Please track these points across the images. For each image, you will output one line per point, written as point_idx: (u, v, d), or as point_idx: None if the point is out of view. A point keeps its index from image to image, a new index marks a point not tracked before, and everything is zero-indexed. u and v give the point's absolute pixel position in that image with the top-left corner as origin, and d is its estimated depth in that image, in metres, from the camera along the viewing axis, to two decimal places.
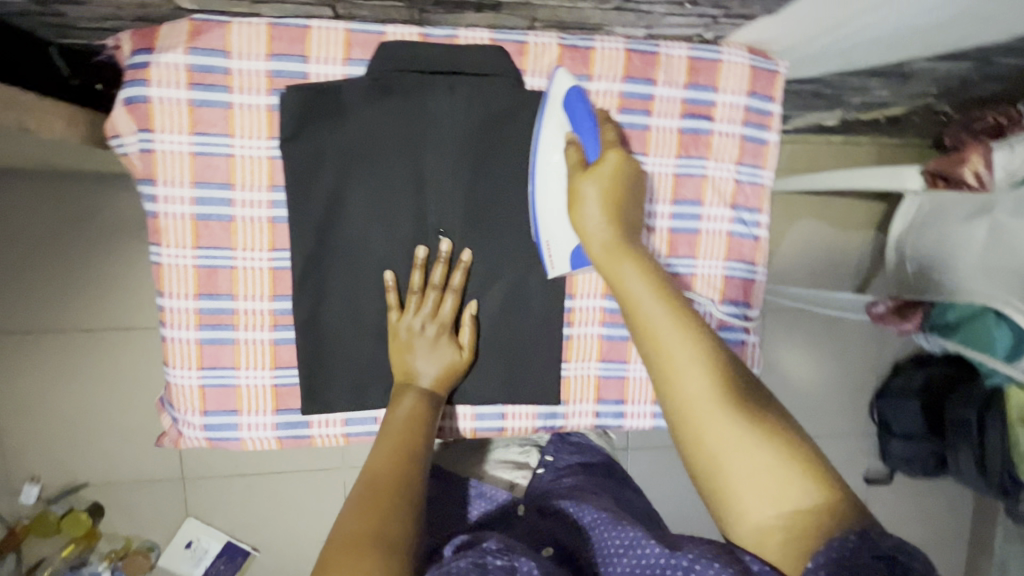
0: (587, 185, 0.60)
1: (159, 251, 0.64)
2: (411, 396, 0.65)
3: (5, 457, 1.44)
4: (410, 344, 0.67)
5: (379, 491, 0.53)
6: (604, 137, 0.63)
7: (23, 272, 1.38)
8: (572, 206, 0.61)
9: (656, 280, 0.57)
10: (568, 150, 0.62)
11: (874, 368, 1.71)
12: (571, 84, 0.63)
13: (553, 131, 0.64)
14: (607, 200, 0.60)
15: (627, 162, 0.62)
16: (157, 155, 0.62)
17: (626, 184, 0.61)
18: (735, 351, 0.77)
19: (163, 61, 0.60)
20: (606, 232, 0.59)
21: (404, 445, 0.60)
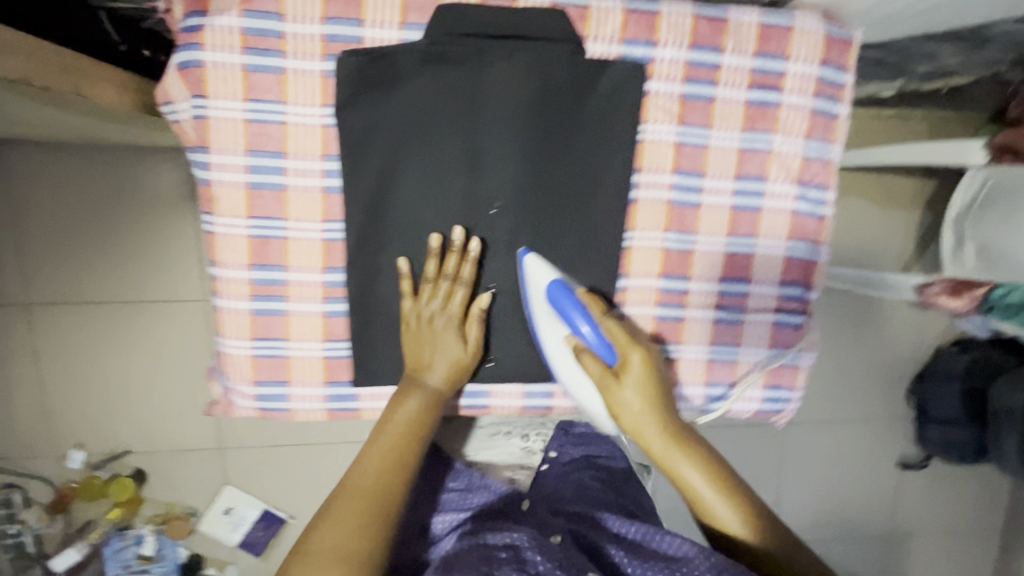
0: (624, 393, 0.64)
1: (213, 219, 0.64)
2: (416, 398, 0.66)
3: (52, 424, 1.49)
4: (421, 342, 0.67)
5: (371, 501, 0.59)
6: (614, 339, 0.65)
7: (66, 244, 1.40)
8: (617, 412, 0.66)
9: (699, 455, 0.65)
10: (584, 360, 0.64)
11: (910, 353, 1.68)
12: (551, 278, 0.64)
13: (545, 314, 0.66)
14: (650, 398, 0.65)
15: (649, 356, 0.65)
16: (211, 122, 0.61)
17: (657, 377, 0.65)
18: (791, 334, 0.75)
19: (218, 24, 0.59)
20: (654, 434, 0.65)
21: (402, 453, 0.63)
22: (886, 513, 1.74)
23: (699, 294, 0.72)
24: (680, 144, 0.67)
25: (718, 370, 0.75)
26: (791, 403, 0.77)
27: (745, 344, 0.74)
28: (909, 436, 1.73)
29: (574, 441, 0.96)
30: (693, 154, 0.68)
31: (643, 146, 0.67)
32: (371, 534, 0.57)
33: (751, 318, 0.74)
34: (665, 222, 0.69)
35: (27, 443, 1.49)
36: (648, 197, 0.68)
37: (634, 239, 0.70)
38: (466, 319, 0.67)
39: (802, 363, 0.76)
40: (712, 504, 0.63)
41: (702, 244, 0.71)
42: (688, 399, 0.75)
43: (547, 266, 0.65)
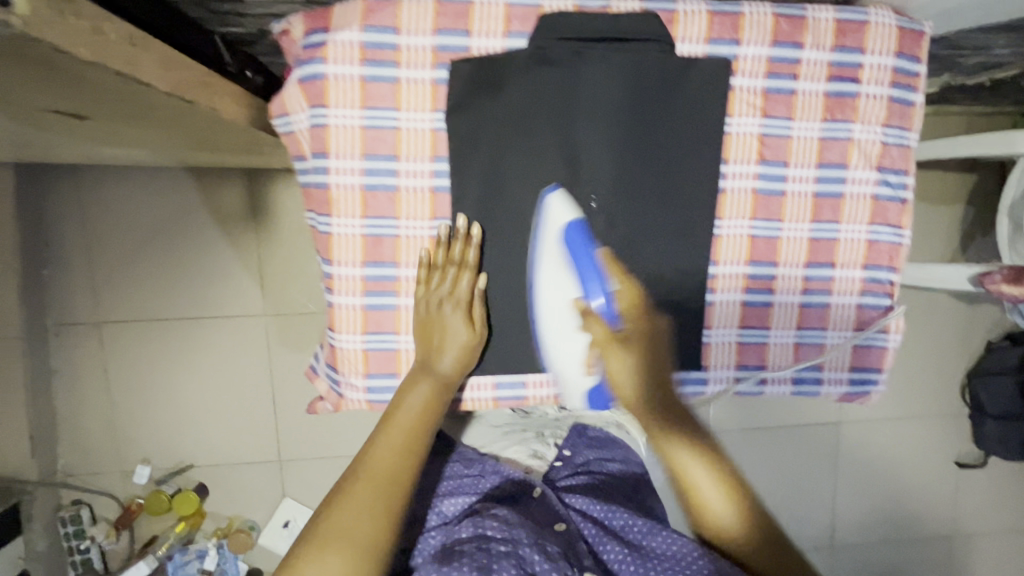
0: (623, 356, 0.70)
1: (331, 221, 0.68)
2: (424, 382, 0.68)
3: (120, 439, 1.52)
4: (431, 330, 0.69)
5: (384, 485, 0.62)
6: (620, 302, 0.68)
7: (135, 264, 1.46)
8: (614, 380, 0.71)
9: (692, 436, 0.70)
10: (589, 321, 0.69)
11: (958, 347, 1.69)
12: (570, 218, 0.67)
13: (552, 261, 0.68)
14: (642, 370, 0.71)
15: (641, 319, 0.70)
16: (330, 129, 0.66)
17: (646, 343, 0.71)
18: (876, 317, 0.76)
19: (339, 39, 0.64)
20: (647, 405, 0.71)
21: (414, 436, 0.66)
22: (936, 508, 1.76)
23: (785, 279, 0.75)
24: (764, 135, 0.71)
25: (806, 353, 0.77)
26: (878, 384, 0.78)
27: (831, 327, 0.76)
28: (959, 431, 1.74)
29: (586, 445, 0.97)
30: (777, 145, 0.71)
31: (729, 139, 0.71)
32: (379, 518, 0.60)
33: (837, 301, 0.76)
34: (752, 211, 0.73)
35: (95, 460, 1.52)
36: (735, 187, 0.72)
37: (722, 227, 0.73)
38: (472, 304, 0.70)
39: (889, 344, 0.77)
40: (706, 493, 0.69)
41: (788, 230, 0.73)
42: (777, 383, 0.78)
43: (571, 208, 0.67)
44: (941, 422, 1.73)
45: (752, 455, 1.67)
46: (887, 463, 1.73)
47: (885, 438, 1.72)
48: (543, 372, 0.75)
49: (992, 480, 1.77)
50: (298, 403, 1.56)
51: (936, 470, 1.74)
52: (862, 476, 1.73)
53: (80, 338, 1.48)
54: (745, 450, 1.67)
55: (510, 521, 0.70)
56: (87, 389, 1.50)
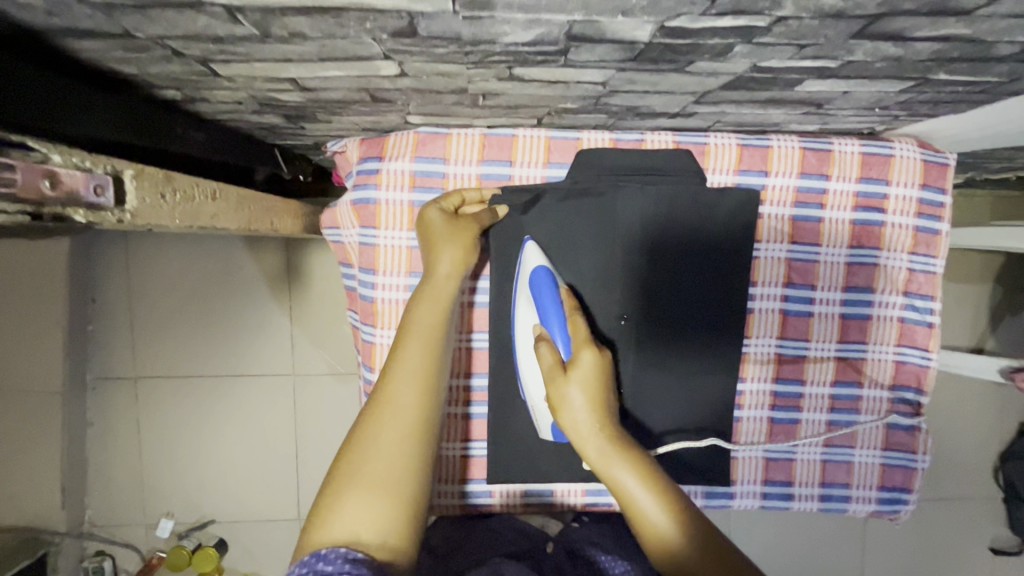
0: (568, 388, 0.60)
1: (374, 331, 0.72)
2: (429, 291, 0.62)
3: (146, 492, 1.55)
4: (431, 239, 0.64)
5: (408, 421, 0.53)
6: (575, 334, 0.64)
7: (173, 322, 1.52)
8: (559, 410, 0.60)
9: (636, 454, 0.58)
10: (542, 347, 0.63)
11: (987, 428, 1.67)
12: (539, 263, 0.67)
13: (523, 304, 0.67)
14: (596, 405, 0.59)
15: (601, 358, 0.63)
16: (379, 249, 0.70)
17: (606, 380, 0.62)
18: (906, 437, 0.76)
19: (391, 168, 0.69)
20: (594, 436, 0.58)
21: (433, 355, 0.58)
22: None
23: (813, 397, 0.75)
24: (791, 258, 0.73)
25: (834, 471, 0.77)
26: (908, 504, 0.78)
27: (859, 445, 0.76)
28: (991, 516, 1.69)
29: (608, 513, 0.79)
30: (804, 268, 0.73)
31: (758, 262, 0.73)
32: (410, 448, 0.52)
33: (865, 421, 0.76)
34: (780, 330, 0.74)
35: (120, 512, 1.55)
36: (762, 308, 0.74)
37: (749, 345, 0.74)
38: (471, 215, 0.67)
39: (918, 466, 0.77)
40: (643, 506, 0.55)
41: (814, 349, 0.75)
42: (804, 500, 0.77)
43: (542, 256, 0.68)
44: (970, 504, 1.69)
45: (775, 531, 1.64)
46: (917, 546, 1.68)
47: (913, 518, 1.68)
48: (571, 483, 0.77)
49: None
50: (320, 462, 1.58)
51: (967, 554, 1.69)
52: (890, 559, 1.67)
53: (116, 392, 1.53)
54: (768, 526, 1.63)
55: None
56: (120, 440, 1.54)
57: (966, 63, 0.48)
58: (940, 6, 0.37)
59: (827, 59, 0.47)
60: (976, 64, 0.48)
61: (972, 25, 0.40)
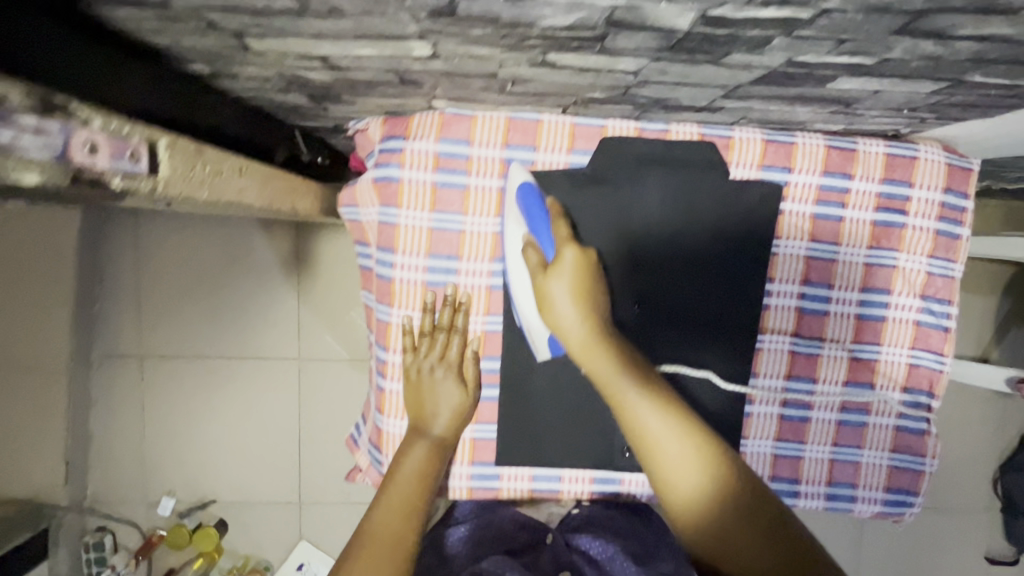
0: (551, 284, 0.65)
1: (390, 310, 0.74)
2: (423, 443, 0.71)
3: (147, 472, 1.55)
4: (421, 389, 0.72)
5: (400, 514, 0.66)
6: (557, 234, 0.67)
7: (179, 303, 1.51)
8: (546, 306, 0.65)
9: (659, 397, 0.61)
10: (528, 251, 0.67)
11: (988, 438, 1.67)
12: (524, 179, 0.69)
13: (512, 216, 0.69)
14: (577, 296, 0.64)
15: (583, 256, 0.66)
16: (399, 228, 0.72)
17: (589, 275, 0.66)
18: (917, 441, 0.77)
19: (415, 147, 0.70)
20: (579, 329, 0.64)
21: (416, 496, 0.68)
22: None
23: (824, 395, 0.76)
24: (810, 257, 0.74)
25: (841, 470, 0.78)
26: (913, 506, 0.78)
27: (868, 446, 0.77)
28: (989, 526, 1.70)
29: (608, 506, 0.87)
30: (822, 267, 0.74)
31: (777, 259, 0.74)
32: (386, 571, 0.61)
33: (875, 421, 0.77)
34: (794, 327, 0.75)
35: (121, 490, 1.55)
36: (778, 304, 0.75)
37: (764, 340, 0.75)
38: (463, 366, 0.73)
39: (925, 469, 0.77)
40: (676, 472, 0.58)
41: (829, 348, 0.75)
42: (809, 497, 0.78)
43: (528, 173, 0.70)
44: (969, 514, 1.69)
45: None
46: (913, 553, 1.69)
47: (911, 526, 1.69)
48: (579, 469, 0.77)
49: None
50: (324, 448, 1.58)
51: (962, 562, 1.70)
52: (886, 565, 1.68)
53: (118, 372, 1.51)
54: None
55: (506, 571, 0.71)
56: (122, 420, 1.53)
57: (1004, 66, 0.48)
58: (989, 4, 0.37)
59: (865, 56, 0.47)
60: (1013, 67, 0.48)
61: (1017, 26, 0.40)
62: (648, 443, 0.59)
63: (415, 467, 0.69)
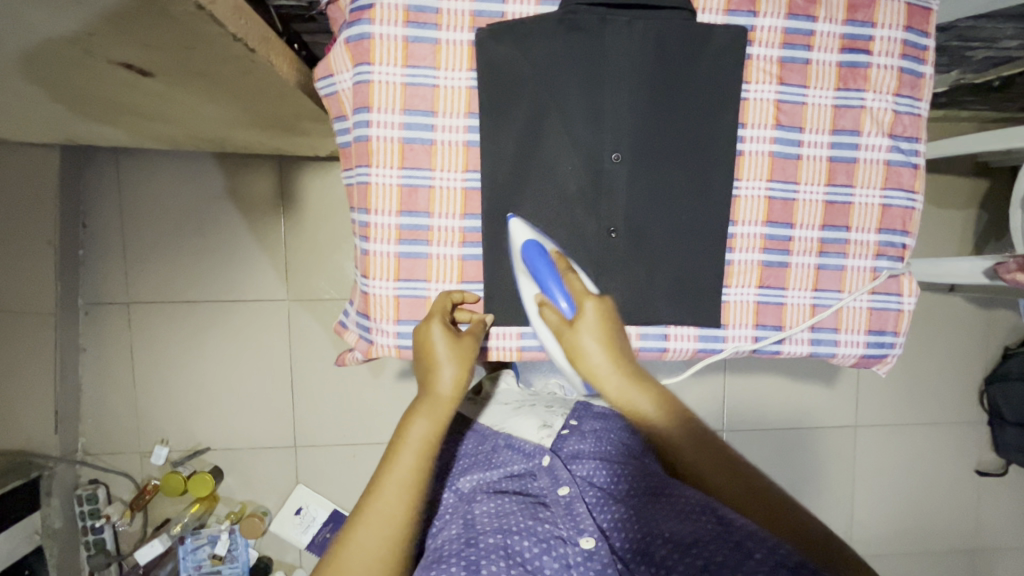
0: (580, 339, 0.67)
1: (369, 170, 0.72)
2: (424, 406, 0.65)
3: (141, 419, 1.55)
4: (429, 354, 0.67)
5: (403, 489, 0.60)
6: (572, 287, 0.69)
7: (166, 247, 1.51)
8: (575, 356, 0.68)
9: (655, 391, 0.69)
10: (545, 311, 0.69)
11: (974, 353, 1.70)
12: (527, 237, 0.70)
13: (525, 276, 0.71)
14: (602, 342, 0.67)
15: (602, 305, 0.68)
16: (374, 85, 0.71)
17: (611, 320, 0.68)
18: (892, 281, 0.79)
19: (386, 2, 0.70)
20: (611, 373, 0.67)
21: (424, 464, 0.62)
22: (956, 519, 1.74)
23: (801, 240, 0.77)
24: (780, 101, 0.75)
25: (823, 316, 0.78)
26: (894, 348, 0.80)
27: (848, 289, 0.78)
28: (979, 441, 1.73)
29: (595, 415, 0.89)
30: (793, 111, 0.75)
31: (747, 104, 0.75)
32: (396, 549, 0.57)
33: (852, 264, 0.78)
34: (769, 172, 0.76)
35: (115, 439, 1.55)
36: (752, 150, 0.75)
37: (740, 188, 0.76)
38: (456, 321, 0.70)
39: (903, 307, 0.79)
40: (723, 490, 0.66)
41: (803, 193, 0.76)
42: (795, 344, 0.79)
43: (529, 231, 0.71)
44: (959, 429, 1.72)
45: (767, 454, 1.67)
46: (906, 470, 1.72)
47: (901, 443, 1.71)
48: None
49: (1014, 491, 1.74)
50: (316, 390, 1.58)
51: (954, 478, 1.73)
52: (880, 483, 1.71)
53: (112, 319, 1.52)
54: (761, 448, 1.66)
55: (503, 513, 0.68)
56: (115, 369, 1.53)
57: None
58: None
59: None
60: None
61: None
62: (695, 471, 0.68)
63: (419, 438, 0.63)
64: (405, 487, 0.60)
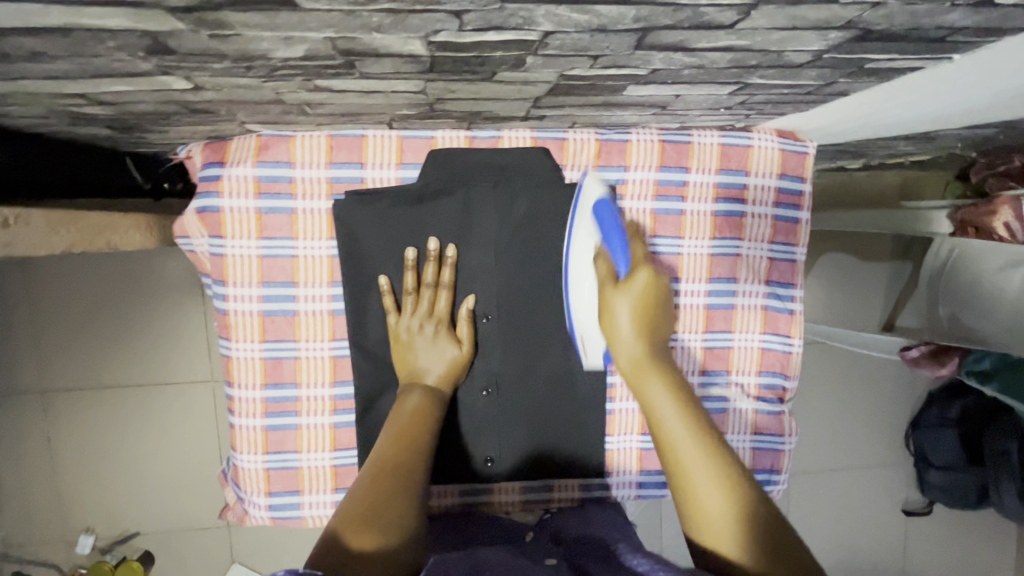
0: (618, 300, 0.61)
1: (229, 344, 0.70)
2: (420, 390, 0.67)
3: (63, 508, 1.49)
4: (400, 342, 0.69)
5: (396, 437, 0.61)
6: (634, 250, 0.65)
7: (79, 333, 1.45)
8: (604, 318, 0.63)
9: (679, 388, 0.59)
10: (599, 263, 0.64)
11: (903, 400, 1.75)
12: (599, 195, 0.66)
13: (585, 229, 0.67)
14: (639, 313, 0.61)
15: (656, 279, 0.63)
16: (228, 259, 0.68)
17: (658, 296, 0.63)
18: (773, 422, 0.80)
19: (234, 174, 0.67)
20: (636, 346, 0.61)
21: (414, 433, 0.62)
22: (891, 558, 1.79)
23: None
24: (655, 254, 0.74)
25: None
26: (778, 484, 0.81)
27: (730, 432, 0.79)
28: (909, 481, 1.79)
29: None
30: (668, 262, 0.75)
31: None
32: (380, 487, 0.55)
33: (734, 408, 0.78)
34: None
35: (37, 530, 1.49)
36: None
37: None
38: (457, 322, 0.71)
39: (784, 446, 0.81)
40: (697, 485, 0.53)
41: (682, 340, 0.76)
42: None
43: (604, 189, 0.67)
44: (890, 471, 1.78)
45: None
46: (843, 514, 1.76)
47: (835, 488, 1.75)
48: (446, 484, 0.76)
49: (940, 530, 1.80)
50: None
51: (886, 518, 1.78)
52: (817, 529, 1.75)
53: (25, 408, 1.46)
54: None
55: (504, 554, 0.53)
56: (32, 459, 1.47)
57: (773, 70, 0.47)
58: (697, 20, 0.35)
59: (631, 68, 0.44)
60: (783, 70, 0.47)
61: (747, 37, 0.39)
62: (671, 450, 0.56)
63: (410, 408, 0.65)
64: (394, 433, 0.61)
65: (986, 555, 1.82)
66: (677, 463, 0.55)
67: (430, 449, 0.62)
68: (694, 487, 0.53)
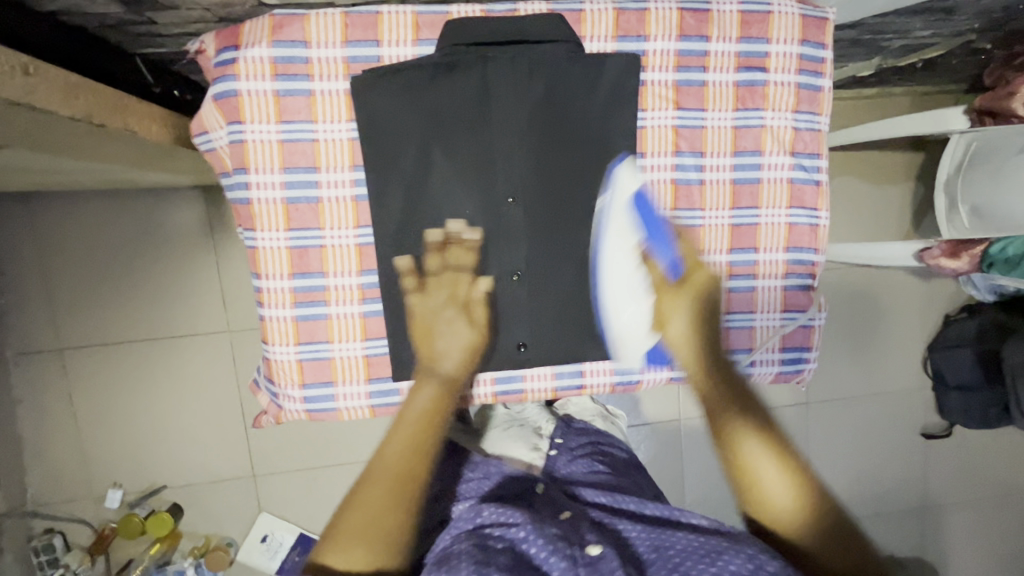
0: (676, 303, 0.71)
1: (254, 234, 0.69)
2: (434, 382, 0.67)
3: (88, 466, 1.48)
4: (422, 329, 0.69)
5: (411, 445, 0.62)
6: (679, 253, 0.71)
7: (92, 288, 1.43)
8: (659, 319, 0.71)
9: (746, 392, 0.67)
10: (647, 266, 0.70)
11: (919, 324, 1.75)
12: (636, 186, 0.71)
13: (620, 227, 0.70)
14: (694, 315, 0.71)
15: (705, 281, 0.71)
16: (248, 145, 0.67)
17: (707, 299, 0.71)
18: (802, 299, 0.79)
19: (249, 56, 0.65)
20: (689, 346, 0.70)
21: (424, 433, 0.63)
22: (912, 483, 1.80)
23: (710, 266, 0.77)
24: (678, 127, 0.73)
25: (737, 338, 0.79)
26: (809, 363, 0.81)
27: (760, 309, 0.78)
28: (929, 405, 1.78)
29: (576, 432, 0.94)
30: (692, 135, 0.73)
31: (645, 132, 0.73)
32: (392, 496, 0.59)
33: (763, 284, 0.78)
34: (672, 201, 0.75)
35: (64, 488, 1.47)
36: (654, 178, 0.74)
37: None
38: (473, 307, 0.71)
39: (814, 323, 0.80)
40: (758, 468, 0.62)
41: (708, 218, 0.76)
42: None
43: (637, 179, 0.71)
44: (910, 397, 1.78)
45: None
46: (865, 441, 1.77)
47: (854, 414, 1.75)
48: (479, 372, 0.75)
49: (960, 452, 1.81)
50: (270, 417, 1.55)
51: (908, 442, 1.79)
52: (840, 456, 1.75)
53: (43, 366, 1.44)
54: None
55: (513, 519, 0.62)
56: (53, 418, 1.45)
57: None
58: None
59: None
60: None
61: None
62: (732, 442, 0.64)
63: (422, 406, 0.65)
64: (405, 439, 0.62)
65: (1005, 474, 1.83)
66: (739, 459, 0.63)
67: (441, 447, 0.63)
68: (752, 471, 0.62)
